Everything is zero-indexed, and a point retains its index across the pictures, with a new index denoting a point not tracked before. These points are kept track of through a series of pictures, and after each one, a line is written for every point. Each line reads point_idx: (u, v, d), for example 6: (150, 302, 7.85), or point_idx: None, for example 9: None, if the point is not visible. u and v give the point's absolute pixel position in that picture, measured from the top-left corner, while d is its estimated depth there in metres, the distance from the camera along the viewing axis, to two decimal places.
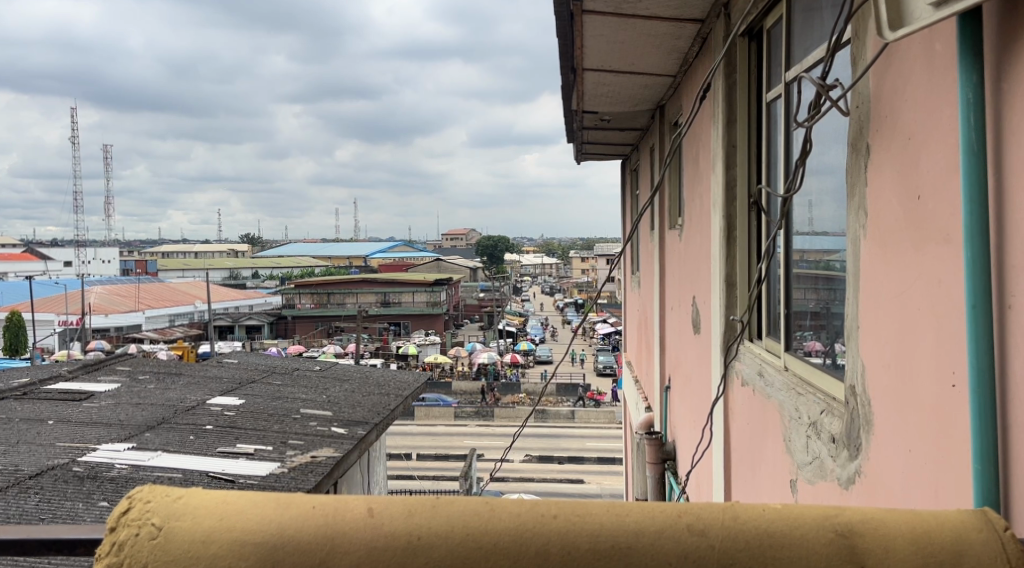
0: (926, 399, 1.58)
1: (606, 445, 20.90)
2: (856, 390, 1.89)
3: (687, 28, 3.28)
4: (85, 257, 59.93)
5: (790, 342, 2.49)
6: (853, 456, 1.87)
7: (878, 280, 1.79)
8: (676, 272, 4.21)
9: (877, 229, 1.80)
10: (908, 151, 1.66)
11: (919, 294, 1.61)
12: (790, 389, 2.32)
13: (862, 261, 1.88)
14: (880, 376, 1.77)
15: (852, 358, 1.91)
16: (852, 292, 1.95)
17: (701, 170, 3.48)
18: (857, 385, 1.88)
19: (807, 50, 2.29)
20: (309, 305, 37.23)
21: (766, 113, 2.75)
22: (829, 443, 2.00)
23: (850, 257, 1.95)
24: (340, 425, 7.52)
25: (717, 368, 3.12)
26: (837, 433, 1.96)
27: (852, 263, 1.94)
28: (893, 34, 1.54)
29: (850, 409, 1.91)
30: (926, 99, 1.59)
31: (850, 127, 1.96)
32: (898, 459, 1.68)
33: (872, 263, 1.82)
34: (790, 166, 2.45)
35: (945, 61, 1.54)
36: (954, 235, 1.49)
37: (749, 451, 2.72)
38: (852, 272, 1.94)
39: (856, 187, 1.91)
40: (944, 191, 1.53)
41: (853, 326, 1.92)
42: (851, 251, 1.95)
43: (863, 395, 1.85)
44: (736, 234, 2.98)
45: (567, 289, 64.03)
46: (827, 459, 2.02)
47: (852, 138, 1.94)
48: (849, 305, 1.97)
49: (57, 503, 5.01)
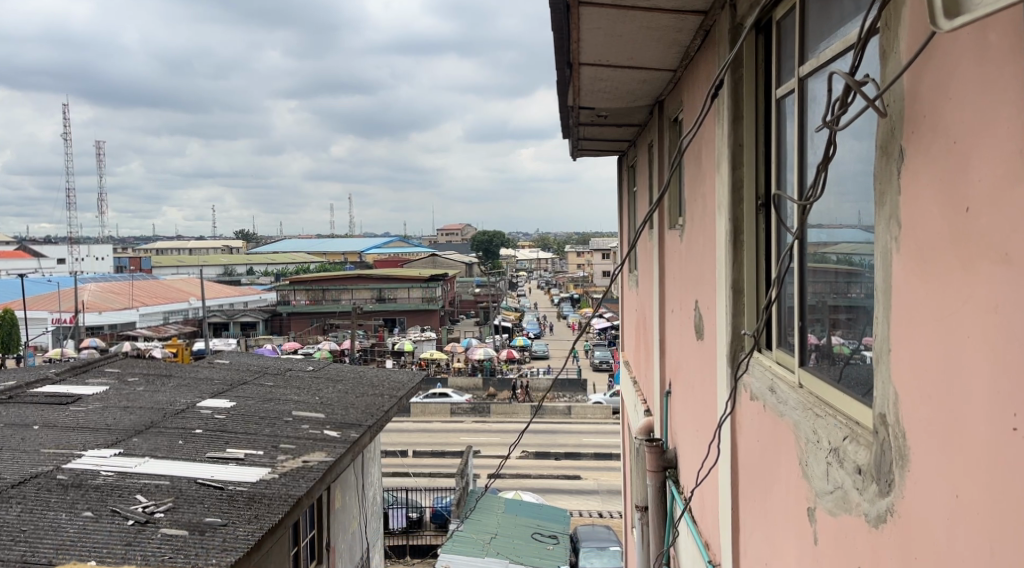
0: (975, 440, 1.43)
1: (604, 440, 20.84)
2: (887, 419, 1.74)
3: (691, 20, 3.12)
4: (79, 254, 59.56)
5: (804, 357, 2.35)
6: (885, 492, 1.73)
7: (916, 301, 1.63)
8: (678, 274, 4.05)
9: (913, 246, 1.65)
10: (952, 159, 1.51)
11: (968, 319, 1.45)
12: (806, 409, 2.18)
13: (894, 277, 1.72)
14: (919, 410, 1.60)
15: (882, 384, 1.76)
16: (881, 310, 1.80)
17: (704, 169, 3.34)
18: (887, 413, 1.74)
19: (821, 42, 2.16)
20: (303, 301, 36.83)
21: (777, 110, 2.61)
22: (854, 474, 1.86)
23: (879, 272, 1.80)
24: (332, 428, 7.37)
25: (724, 382, 2.98)
26: (864, 465, 1.82)
27: (882, 278, 1.79)
28: (947, 24, 1.38)
29: (880, 439, 1.77)
30: (977, 100, 1.44)
31: (880, 128, 1.80)
32: (940, 506, 1.53)
33: (907, 284, 1.66)
34: (801, 169, 2.33)
35: (1001, 54, 1.38)
36: (1015, 257, 1.33)
37: (759, 472, 2.58)
38: (882, 289, 1.79)
39: (887, 195, 1.76)
40: (998, 206, 1.38)
41: (884, 349, 1.77)
42: (880, 266, 1.80)
43: (896, 424, 1.69)
44: (744, 239, 2.84)
45: (563, 284, 63.87)
46: (852, 492, 1.88)
47: (882, 140, 1.79)
48: (877, 323, 1.81)
49: (39, 514, 4.86)
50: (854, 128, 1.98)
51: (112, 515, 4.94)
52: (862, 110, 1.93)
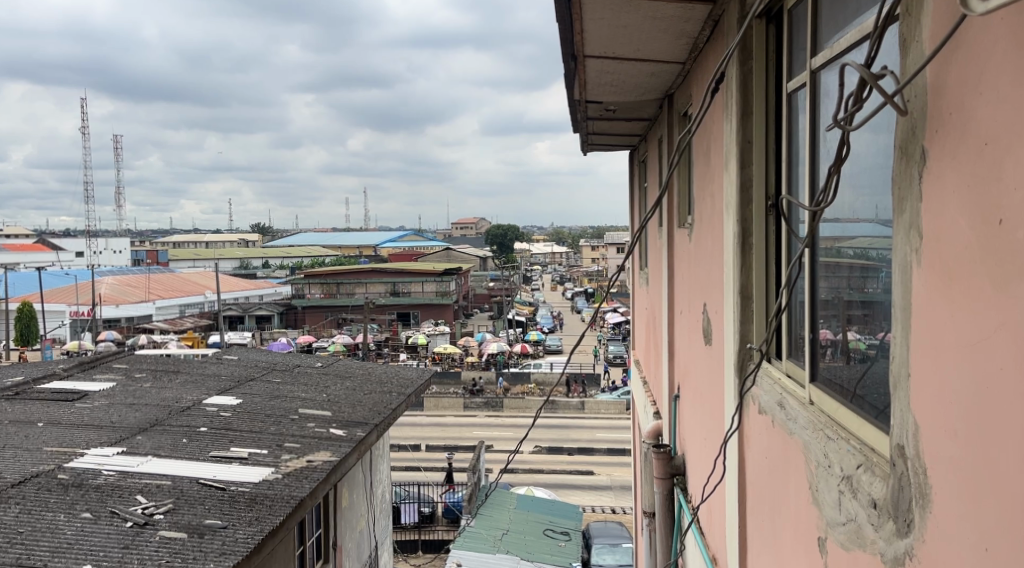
0: (1011, 489, 1.28)
1: (618, 436, 20.71)
2: (906, 451, 1.60)
3: (698, 10, 2.98)
4: (96, 248, 60.07)
5: (814, 371, 2.22)
6: (903, 531, 1.60)
7: (940, 319, 1.49)
8: (686, 274, 3.91)
9: (936, 259, 1.50)
10: (983, 164, 1.37)
11: (999, 346, 1.31)
12: (816, 430, 2.05)
13: (915, 296, 1.58)
14: (941, 443, 1.47)
15: (900, 412, 1.63)
16: (900, 329, 1.66)
17: (713, 168, 3.19)
18: (906, 445, 1.60)
19: (837, 31, 2.00)
20: (318, 295, 37.19)
21: (788, 106, 2.46)
22: (869, 509, 1.72)
23: (900, 287, 1.65)
24: (338, 426, 7.28)
25: (731, 397, 2.85)
26: (879, 499, 1.68)
27: (901, 294, 1.65)
28: (981, 7, 1.26)
29: (896, 472, 1.63)
30: (1009, 99, 1.31)
31: (899, 128, 1.66)
32: (966, 558, 1.39)
33: (930, 300, 1.52)
34: (816, 170, 2.18)
35: None
36: None
37: (767, 492, 2.45)
38: (901, 307, 1.65)
39: (907, 203, 1.62)
40: None
41: (902, 372, 1.63)
42: (899, 281, 1.66)
43: (916, 458, 1.56)
44: (752, 242, 2.70)
45: (578, 280, 63.57)
46: (867, 527, 1.75)
47: (901, 142, 1.65)
48: (896, 344, 1.67)
49: (37, 515, 4.80)
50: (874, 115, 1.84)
51: (110, 517, 4.86)
52: (882, 104, 1.78)
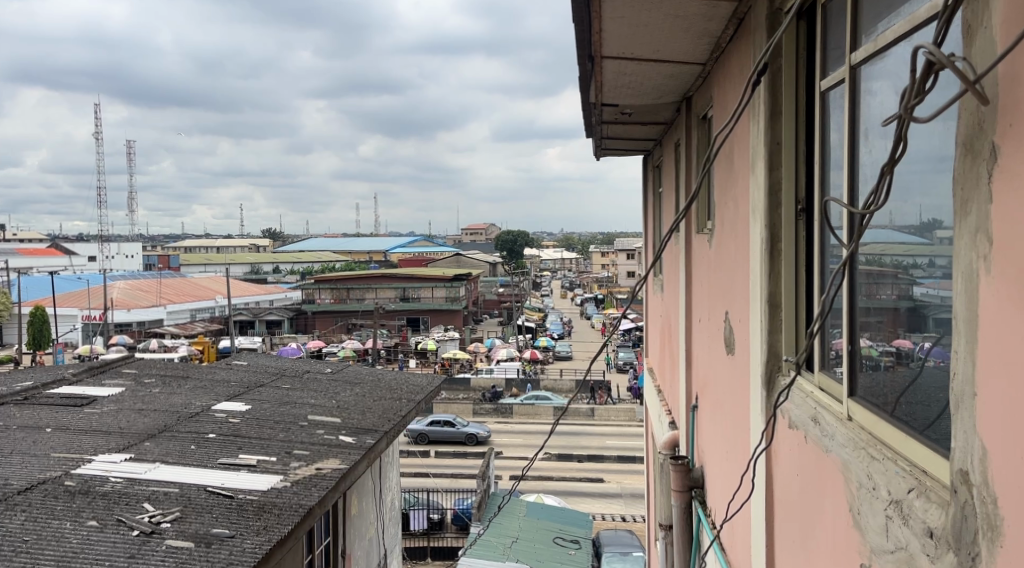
0: None
1: (628, 443, 20.57)
2: (969, 478, 1.50)
3: (722, 8, 2.88)
4: (108, 253, 60.45)
5: (853, 386, 2.12)
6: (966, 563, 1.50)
7: (1014, 335, 1.38)
8: (706, 280, 3.80)
9: (1009, 268, 1.40)
10: None
11: None
12: (858, 449, 1.96)
13: (982, 306, 1.48)
14: (1015, 470, 1.37)
15: (963, 433, 1.53)
16: (961, 343, 1.55)
17: (737, 172, 3.10)
18: (971, 471, 1.50)
19: (881, 26, 1.91)
20: (328, 300, 36.69)
21: (822, 106, 2.37)
22: (924, 537, 1.63)
23: (963, 298, 1.55)
24: (348, 433, 7.20)
25: (758, 410, 2.75)
26: (938, 527, 1.59)
27: (964, 305, 1.55)
28: None
29: (958, 501, 1.54)
30: None
31: (962, 126, 1.56)
32: None
33: (1001, 313, 1.42)
34: (855, 173, 2.09)
35: None
36: None
37: (799, 511, 2.34)
38: (964, 319, 1.55)
39: (973, 205, 1.52)
40: None
41: (965, 391, 1.53)
42: (961, 291, 1.56)
43: (982, 486, 1.46)
44: (782, 249, 2.60)
45: (588, 286, 63.53)
46: (920, 555, 1.65)
47: (964, 139, 1.55)
48: (957, 359, 1.56)
49: (44, 522, 4.73)
50: (926, 112, 1.74)
51: (117, 525, 4.78)
52: (939, 103, 1.68)
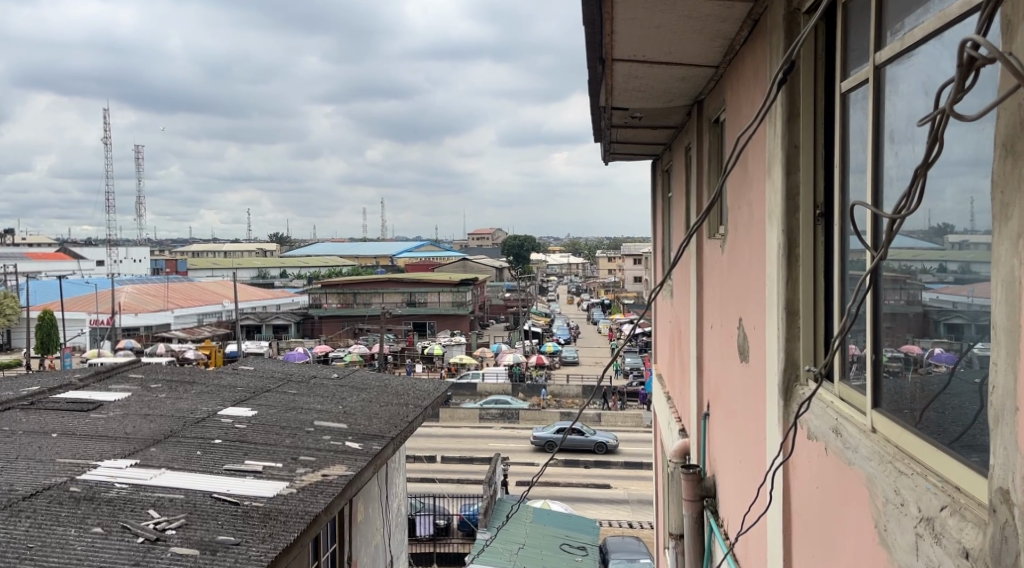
0: None
1: (635, 449, 20.46)
2: (1010, 496, 1.45)
3: (738, 8, 2.83)
4: (116, 257, 60.64)
5: (878, 397, 2.08)
6: None
7: None
8: (719, 286, 3.75)
9: None
10: None
11: None
12: (883, 462, 1.93)
13: None
14: None
15: (1002, 450, 1.48)
16: (1000, 355, 1.51)
17: (752, 175, 3.05)
18: (1011, 490, 1.45)
19: (909, 25, 1.86)
20: (335, 305, 37.18)
21: (842, 108, 2.31)
22: (958, 556, 1.59)
23: (1003, 306, 1.50)
24: (354, 439, 7.15)
25: (775, 419, 2.69)
26: (972, 547, 1.54)
27: (1004, 313, 1.50)
28: None
29: (994, 521, 1.49)
30: None
31: (1001, 126, 1.52)
32: None
33: None
34: (879, 177, 2.03)
35: None
36: None
37: (820, 526, 2.29)
38: (1004, 329, 1.50)
39: (1014, 210, 1.47)
40: None
41: (1003, 406, 1.49)
42: (1001, 299, 1.52)
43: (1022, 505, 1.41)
44: (800, 254, 2.55)
45: (594, 291, 63.47)
46: None
47: (1004, 139, 1.51)
48: (994, 371, 1.52)
49: (48, 529, 4.69)
50: (960, 110, 1.70)
51: (121, 532, 4.74)
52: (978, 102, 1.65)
